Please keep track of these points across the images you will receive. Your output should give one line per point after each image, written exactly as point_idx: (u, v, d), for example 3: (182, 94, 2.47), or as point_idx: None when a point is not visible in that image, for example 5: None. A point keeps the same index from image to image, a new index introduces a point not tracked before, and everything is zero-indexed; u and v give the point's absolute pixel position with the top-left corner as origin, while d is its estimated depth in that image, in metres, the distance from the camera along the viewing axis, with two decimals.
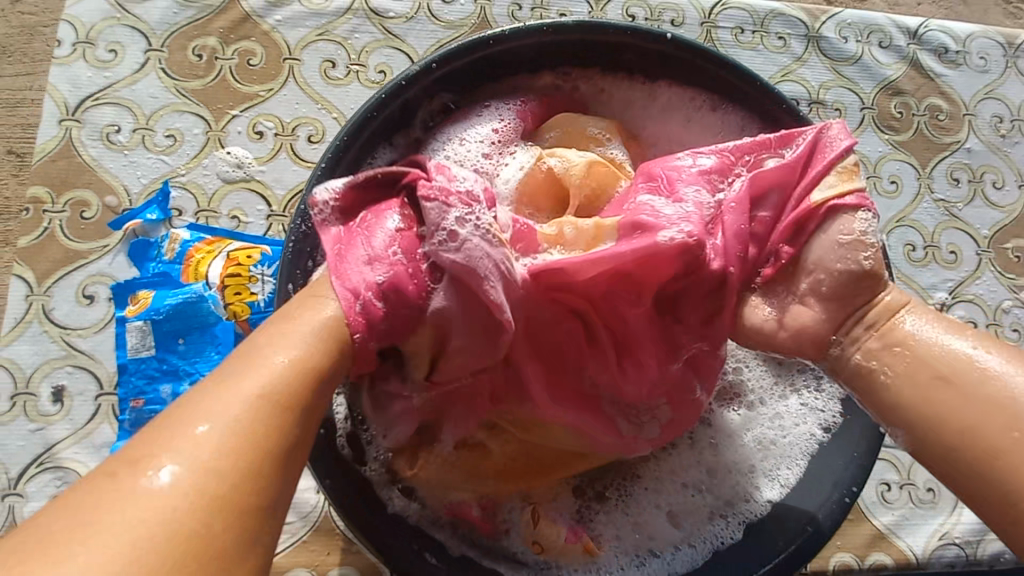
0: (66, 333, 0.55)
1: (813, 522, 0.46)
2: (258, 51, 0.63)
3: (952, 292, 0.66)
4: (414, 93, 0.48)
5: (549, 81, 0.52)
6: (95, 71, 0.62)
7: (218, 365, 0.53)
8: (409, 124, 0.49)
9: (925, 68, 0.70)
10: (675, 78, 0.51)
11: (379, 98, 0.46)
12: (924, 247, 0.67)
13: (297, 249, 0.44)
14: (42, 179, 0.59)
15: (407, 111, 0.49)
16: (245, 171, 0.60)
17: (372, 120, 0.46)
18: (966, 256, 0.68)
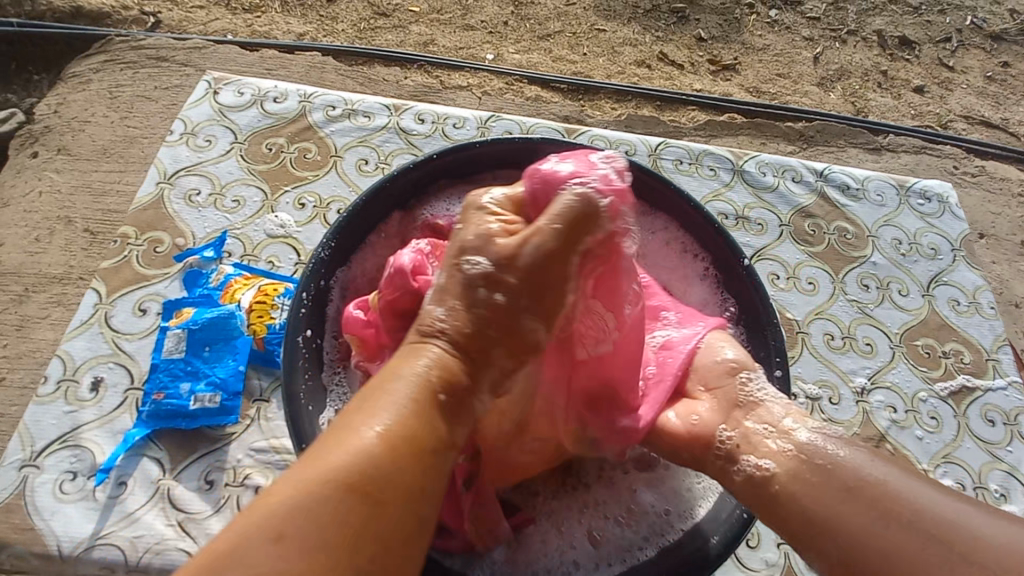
0: (116, 336, 0.94)
1: (717, 537, 0.82)
2: (346, 201, 1.10)
3: (867, 377, 0.99)
4: (400, 183, 0.88)
5: (509, 174, 0.95)
6: (222, 215, 1.06)
7: (231, 369, 0.91)
8: (407, 202, 0.90)
9: (833, 201, 1.19)
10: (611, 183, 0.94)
11: (378, 184, 0.86)
12: (841, 336, 1.03)
13: (314, 268, 0.80)
14: (149, 253, 1.01)
15: (398, 196, 0.89)
16: (286, 231, 1.05)
17: (375, 196, 0.86)
18: (877, 345, 1.03)
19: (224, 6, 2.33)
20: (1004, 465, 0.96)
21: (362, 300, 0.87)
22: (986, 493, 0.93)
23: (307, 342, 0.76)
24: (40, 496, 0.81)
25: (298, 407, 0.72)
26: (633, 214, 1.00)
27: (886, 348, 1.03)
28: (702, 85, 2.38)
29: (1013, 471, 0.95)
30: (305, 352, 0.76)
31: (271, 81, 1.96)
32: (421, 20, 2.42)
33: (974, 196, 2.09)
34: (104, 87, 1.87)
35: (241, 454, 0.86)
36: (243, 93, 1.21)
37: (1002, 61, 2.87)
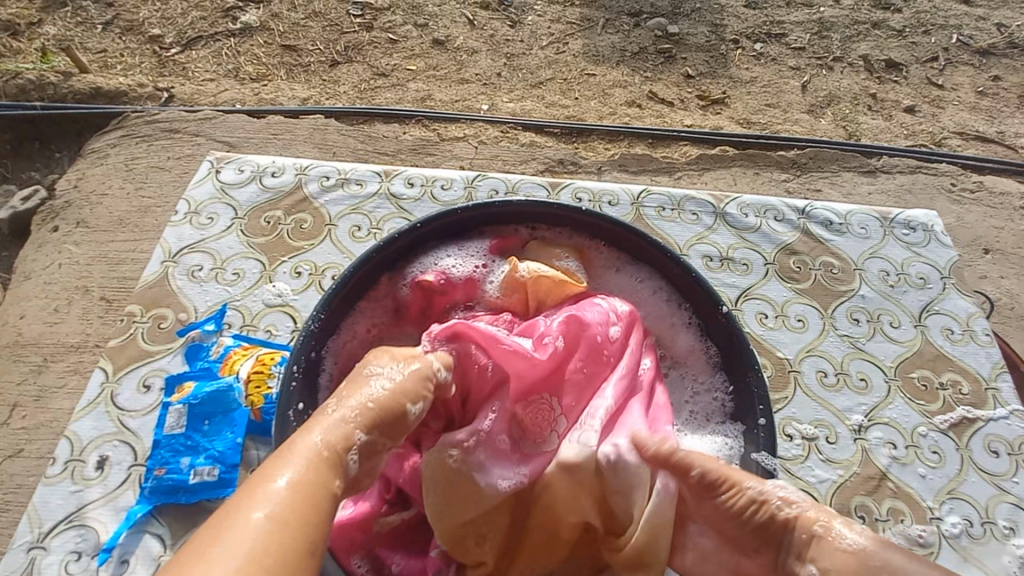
0: (122, 413, 0.97)
1: None
2: (341, 267, 1.14)
3: (864, 414, 1.01)
4: (391, 249, 0.91)
5: (495, 230, 0.99)
6: (223, 288, 1.11)
7: (229, 442, 0.92)
8: (396, 266, 0.93)
9: (818, 237, 1.24)
10: (593, 231, 0.99)
11: (369, 253, 0.90)
12: (834, 373, 1.05)
13: (307, 338, 0.81)
14: (153, 330, 1.06)
15: (387, 262, 0.92)
16: (283, 300, 1.10)
17: (365, 264, 0.89)
18: (871, 379, 1.05)
19: (233, 77, 2.48)
20: (1011, 496, 0.96)
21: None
22: (993, 528, 0.92)
23: (298, 415, 0.75)
24: None
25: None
26: (614, 262, 1.00)
27: (880, 383, 1.05)
28: (693, 120, 2.44)
29: (1021, 503, 0.95)
30: (296, 425, 0.75)
31: (278, 144, 2.06)
32: (418, 78, 2.54)
33: (975, 212, 2.08)
34: (121, 161, 1.97)
35: None
36: (242, 170, 1.29)
37: (991, 75, 2.90)
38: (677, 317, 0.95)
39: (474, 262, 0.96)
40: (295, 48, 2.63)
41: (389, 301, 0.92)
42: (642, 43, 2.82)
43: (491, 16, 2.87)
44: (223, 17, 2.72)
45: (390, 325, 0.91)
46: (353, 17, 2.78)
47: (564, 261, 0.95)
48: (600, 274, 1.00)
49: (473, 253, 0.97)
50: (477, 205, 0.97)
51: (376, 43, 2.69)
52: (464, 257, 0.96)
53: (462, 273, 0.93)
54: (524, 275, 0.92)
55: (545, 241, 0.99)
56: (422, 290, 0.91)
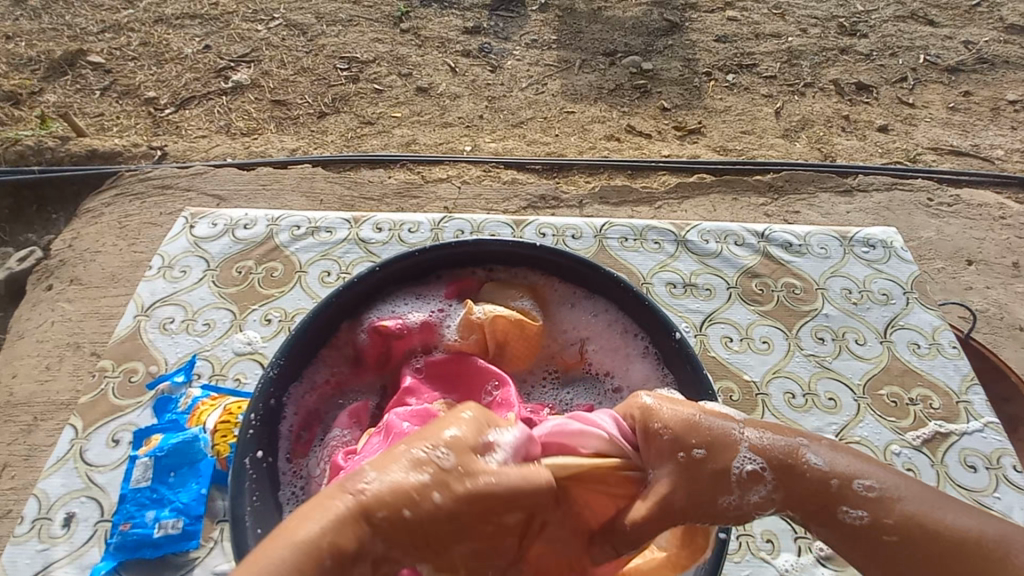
0: (90, 469, 0.97)
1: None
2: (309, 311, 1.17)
3: (836, 434, 1.00)
4: (351, 293, 0.91)
5: (453, 271, 1.00)
6: (193, 339, 1.13)
7: (194, 493, 0.92)
8: (358, 311, 0.93)
9: (778, 259, 1.26)
10: (544, 266, 0.98)
11: (329, 297, 0.89)
12: (802, 395, 1.05)
13: (265, 385, 0.80)
14: (124, 383, 1.08)
15: (348, 306, 0.92)
16: (252, 347, 1.12)
17: (325, 310, 0.88)
18: (840, 399, 1.05)
19: (225, 133, 2.56)
20: (994, 512, 0.93)
21: (317, 417, 0.87)
22: None
23: (255, 462, 0.75)
24: None
25: (244, 531, 0.69)
26: (570, 297, 0.97)
27: (849, 402, 1.05)
28: (671, 150, 2.51)
29: (1004, 518, 0.93)
30: (254, 474, 0.74)
31: (266, 195, 2.11)
32: (403, 124, 2.63)
33: (954, 225, 2.11)
34: (115, 219, 2.02)
35: None
36: (216, 224, 1.33)
37: (961, 91, 2.99)
38: (633, 347, 0.92)
39: (433, 307, 0.96)
40: (285, 102, 2.73)
41: (349, 349, 0.91)
42: (618, 80, 2.92)
43: (472, 63, 2.99)
44: (216, 77, 2.84)
45: (350, 373, 0.92)
46: (340, 71, 2.90)
47: (519, 300, 0.95)
48: (557, 310, 0.98)
49: (433, 299, 0.97)
50: (437, 246, 0.97)
51: (363, 93, 2.80)
52: (423, 303, 0.96)
53: (418, 318, 0.93)
54: (480, 317, 0.91)
55: (499, 280, 0.99)
56: (382, 335, 0.91)
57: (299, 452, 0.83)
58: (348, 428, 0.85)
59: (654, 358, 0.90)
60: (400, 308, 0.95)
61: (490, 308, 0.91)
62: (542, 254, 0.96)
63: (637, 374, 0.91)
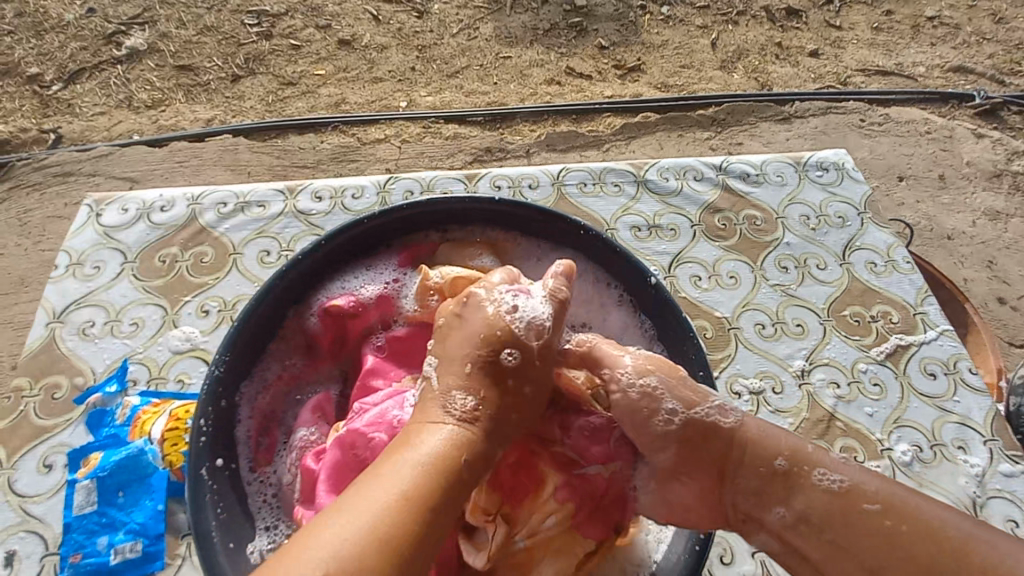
0: (24, 501, 0.87)
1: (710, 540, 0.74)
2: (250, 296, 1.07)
3: (805, 360, 1.04)
4: (294, 274, 0.83)
5: (406, 237, 0.93)
6: (121, 342, 1.03)
7: (149, 511, 0.85)
8: (305, 294, 0.85)
9: (738, 192, 1.26)
10: (504, 221, 0.93)
11: (271, 281, 0.81)
12: (771, 325, 1.08)
13: (210, 388, 0.72)
14: (43, 400, 0.97)
15: (294, 288, 0.84)
16: (191, 342, 1.03)
17: (267, 295, 0.80)
18: (808, 325, 1.08)
19: (126, 107, 2.28)
20: (954, 415, 1.01)
21: (276, 419, 0.81)
22: (943, 448, 0.97)
23: (214, 472, 0.68)
24: None
25: (215, 548, 0.64)
26: (536, 252, 0.93)
27: (816, 326, 1.08)
28: (613, 90, 2.45)
29: (964, 420, 1.00)
30: (216, 486, 0.68)
31: (185, 173, 1.91)
32: (328, 82, 2.42)
33: (885, 143, 2.19)
34: (11, 216, 1.78)
35: None
36: (127, 210, 1.19)
37: (883, 10, 3.05)
38: (605, 296, 0.90)
39: (387, 280, 0.90)
40: (191, 67, 2.45)
41: (300, 338, 0.84)
42: (553, 19, 2.79)
43: (396, 9, 2.77)
44: (105, 44, 2.50)
45: (304, 365, 0.85)
46: (249, 27, 2.62)
47: (478, 260, 0.90)
48: (522, 266, 0.93)
49: (384, 272, 0.90)
50: (387, 209, 0.90)
51: (279, 51, 2.54)
52: (375, 276, 0.90)
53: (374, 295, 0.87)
54: (437, 282, 0.84)
55: (458, 240, 0.93)
56: (334, 318, 0.84)
57: (263, 460, 0.77)
58: (314, 425, 0.81)
59: (629, 306, 0.88)
60: (351, 285, 0.88)
61: (443, 275, 0.84)
62: (502, 208, 0.91)
63: (613, 324, 0.89)
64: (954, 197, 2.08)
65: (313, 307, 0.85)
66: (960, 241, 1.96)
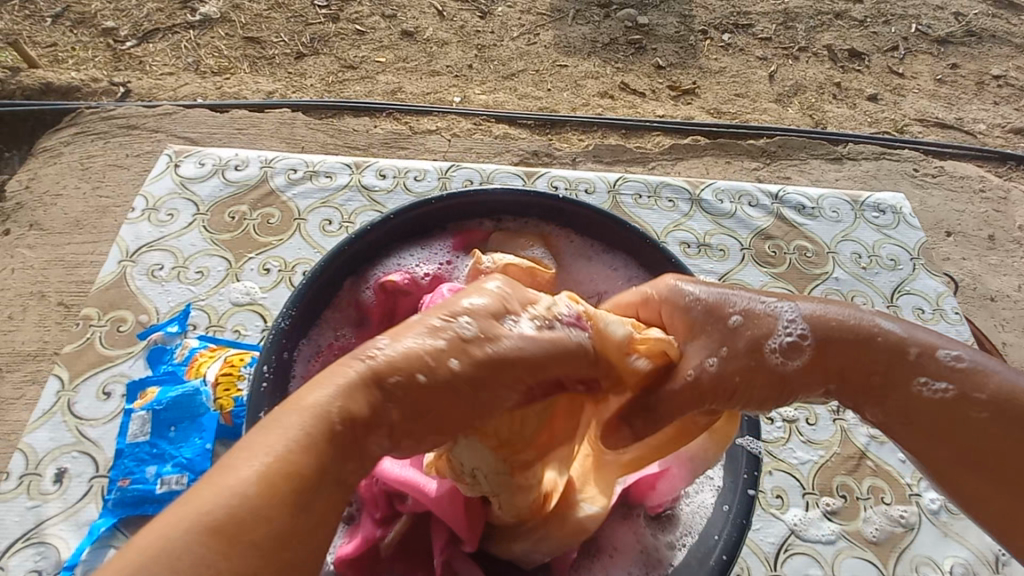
0: (80, 423, 0.93)
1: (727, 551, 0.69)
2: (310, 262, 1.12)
3: None
4: (359, 243, 0.88)
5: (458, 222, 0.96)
6: (185, 288, 1.08)
7: (197, 448, 0.89)
8: (366, 266, 0.89)
9: (792, 222, 1.26)
10: (556, 219, 0.96)
11: (340, 246, 0.86)
12: None
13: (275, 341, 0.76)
14: (110, 331, 1.02)
15: (357, 258, 0.88)
16: (252, 297, 1.07)
17: (335, 260, 0.85)
18: None
19: (194, 71, 2.38)
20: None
21: None
22: None
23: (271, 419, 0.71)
24: None
25: None
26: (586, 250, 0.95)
27: None
28: (665, 110, 2.45)
29: None
30: None
31: (243, 140, 1.98)
32: (387, 70, 2.49)
33: (937, 196, 2.15)
34: (76, 160, 1.87)
35: None
36: (204, 164, 1.25)
37: (949, 63, 2.99)
38: None
39: (440, 261, 0.93)
40: (259, 40, 2.54)
41: (354, 307, 0.87)
42: (613, 34, 2.81)
43: (461, 7, 2.83)
44: (181, 8, 2.61)
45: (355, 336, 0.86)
46: (319, 9, 2.71)
47: (530, 251, 0.92)
48: (570, 262, 0.95)
49: (435, 254, 0.94)
50: (451, 194, 0.94)
51: (344, 35, 2.62)
52: (429, 257, 0.93)
53: (427, 271, 0.90)
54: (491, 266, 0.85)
55: (510, 228, 0.96)
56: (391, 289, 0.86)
57: None
58: None
59: None
60: (407, 262, 0.92)
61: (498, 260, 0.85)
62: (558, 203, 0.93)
63: None
64: (1002, 258, 2.03)
65: (371, 278, 0.89)
66: (1004, 304, 1.91)
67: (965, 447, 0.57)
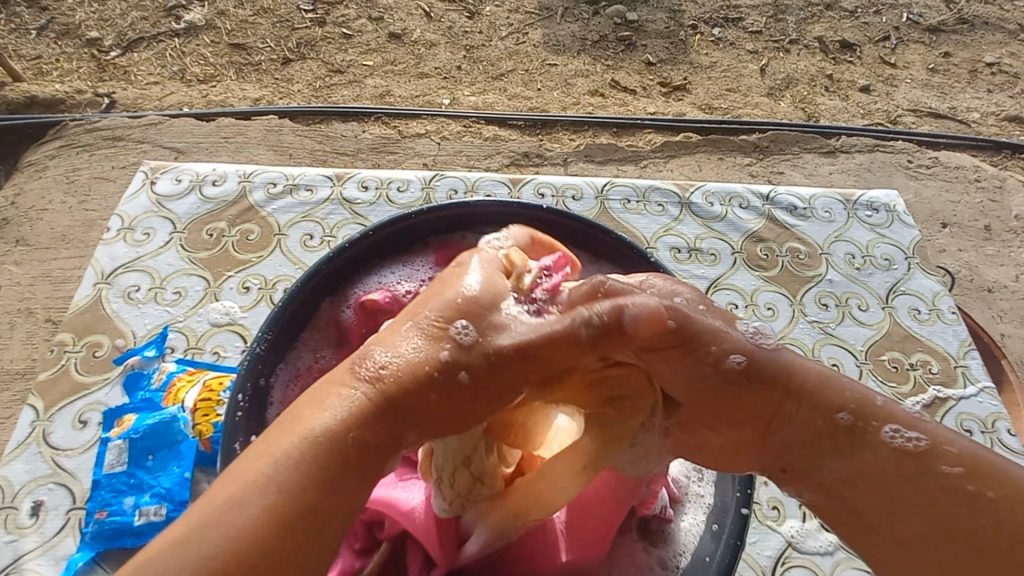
0: (56, 454, 0.91)
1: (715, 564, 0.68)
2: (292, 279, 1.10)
3: None
4: (338, 261, 0.86)
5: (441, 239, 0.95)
6: (163, 309, 1.06)
7: (176, 478, 0.87)
8: (346, 284, 0.88)
9: (783, 223, 1.24)
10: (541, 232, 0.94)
11: (316, 265, 0.84)
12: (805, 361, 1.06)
13: (250, 366, 0.74)
14: (85, 357, 1.00)
15: (336, 276, 0.86)
16: (231, 317, 1.05)
17: (311, 279, 0.83)
18: (843, 364, 1.06)
19: (179, 79, 2.35)
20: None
21: None
22: None
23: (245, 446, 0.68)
24: None
25: None
26: None
27: (852, 368, 1.06)
28: (656, 107, 2.43)
29: None
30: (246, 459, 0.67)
31: (230, 149, 1.96)
32: (375, 73, 2.46)
33: (932, 187, 2.14)
34: (61, 173, 1.85)
35: None
36: (181, 180, 1.23)
37: (941, 52, 2.98)
38: None
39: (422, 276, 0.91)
40: (245, 46, 2.51)
41: (334, 326, 0.85)
42: (602, 31, 2.79)
43: (448, 8, 2.80)
44: (166, 16, 2.58)
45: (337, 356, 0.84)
46: (305, 13, 2.68)
47: None
48: None
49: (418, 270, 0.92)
50: (432, 208, 0.92)
51: (331, 39, 2.59)
52: (412, 272, 0.91)
53: (409, 289, 0.87)
54: None
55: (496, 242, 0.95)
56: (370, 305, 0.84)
57: None
58: None
59: None
60: (389, 278, 0.90)
61: None
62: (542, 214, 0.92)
63: None
64: (998, 249, 2.02)
65: (351, 296, 0.87)
66: (1001, 295, 1.90)
67: (923, 508, 0.53)
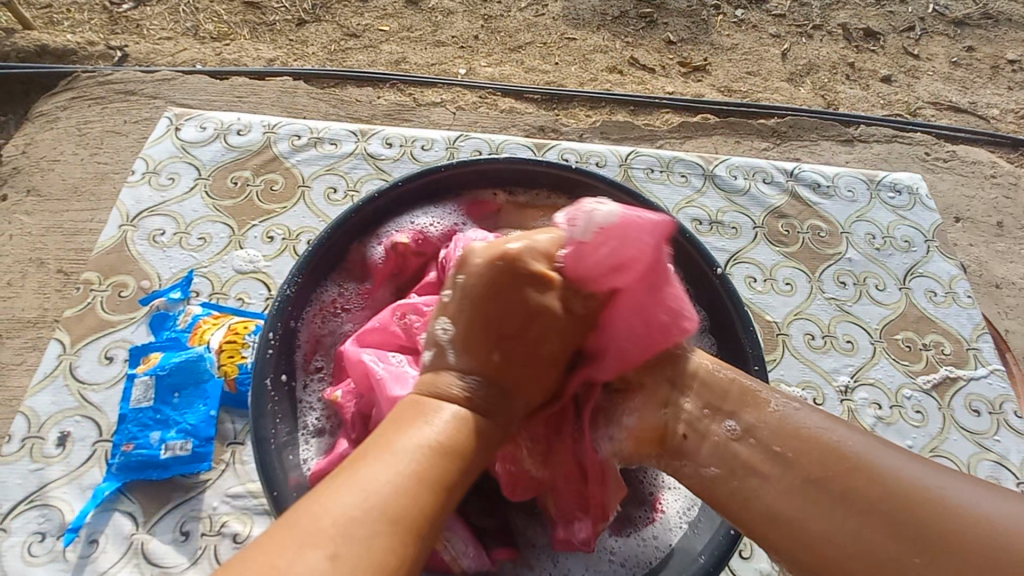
0: (83, 388, 0.93)
1: (732, 527, 0.73)
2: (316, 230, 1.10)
3: (850, 376, 1.03)
4: (372, 208, 0.90)
5: (470, 188, 0.97)
6: (188, 253, 1.06)
7: (202, 415, 0.89)
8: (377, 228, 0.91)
9: (806, 201, 1.24)
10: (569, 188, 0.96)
11: (348, 212, 0.87)
12: (822, 336, 1.07)
13: (282, 304, 0.79)
14: (110, 296, 1.01)
15: (367, 222, 0.90)
16: (256, 265, 1.06)
17: (343, 225, 0.87)
18: (858, 341, 1.07)
19: (192, 36, 2.32)
20: (992, 454, 0.99)
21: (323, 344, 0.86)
22: None
23: (276, 384, 0.74)
24: (8, 562, 0.79)
25: (269, 452, 0.70)
26: None
27: (866, 345, 1.07)
28: (674, 87, 2.40)
29: (1002, 460, 0.99)
30: (275, 392, 0.75)
31: (243, 109, 1.94)
32: (390, 39, 2.42)
33: (947, 181, 2.12)
34: (73, 125, 1.83)
35: (216, 501, 0.86)
36: (204, 127, 1.22)
37: (964, 46, 2.92)
38: None
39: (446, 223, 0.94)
40: (259, 5, 2.47)
41: (359, 267, 0.90)
42: (623, 7, 2.74)
43: None
44: None
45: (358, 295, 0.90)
46: None
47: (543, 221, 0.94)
48: None
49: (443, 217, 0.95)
50: (462, 162, 0.94)
51: (346, 2, 2.54)
52: (436, 220, 0.94)
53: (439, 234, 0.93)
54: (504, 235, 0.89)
55: (526, 195, 0.96)
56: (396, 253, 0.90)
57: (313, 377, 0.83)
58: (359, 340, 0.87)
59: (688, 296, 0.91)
60: (418, 223, 0.93)
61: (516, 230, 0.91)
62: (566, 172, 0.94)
63: None
64: (1009, 246, 2.01)
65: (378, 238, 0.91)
66: (1009, 291, 1.90)
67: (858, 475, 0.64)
